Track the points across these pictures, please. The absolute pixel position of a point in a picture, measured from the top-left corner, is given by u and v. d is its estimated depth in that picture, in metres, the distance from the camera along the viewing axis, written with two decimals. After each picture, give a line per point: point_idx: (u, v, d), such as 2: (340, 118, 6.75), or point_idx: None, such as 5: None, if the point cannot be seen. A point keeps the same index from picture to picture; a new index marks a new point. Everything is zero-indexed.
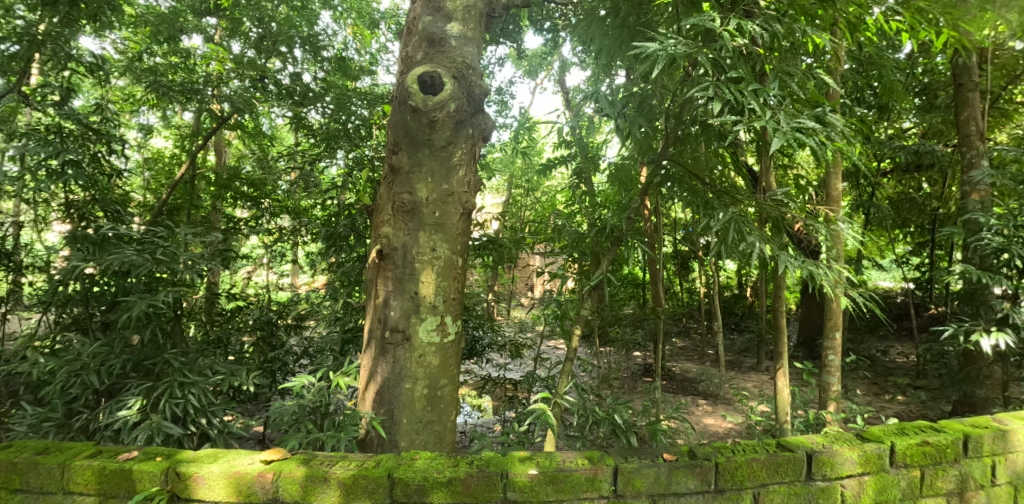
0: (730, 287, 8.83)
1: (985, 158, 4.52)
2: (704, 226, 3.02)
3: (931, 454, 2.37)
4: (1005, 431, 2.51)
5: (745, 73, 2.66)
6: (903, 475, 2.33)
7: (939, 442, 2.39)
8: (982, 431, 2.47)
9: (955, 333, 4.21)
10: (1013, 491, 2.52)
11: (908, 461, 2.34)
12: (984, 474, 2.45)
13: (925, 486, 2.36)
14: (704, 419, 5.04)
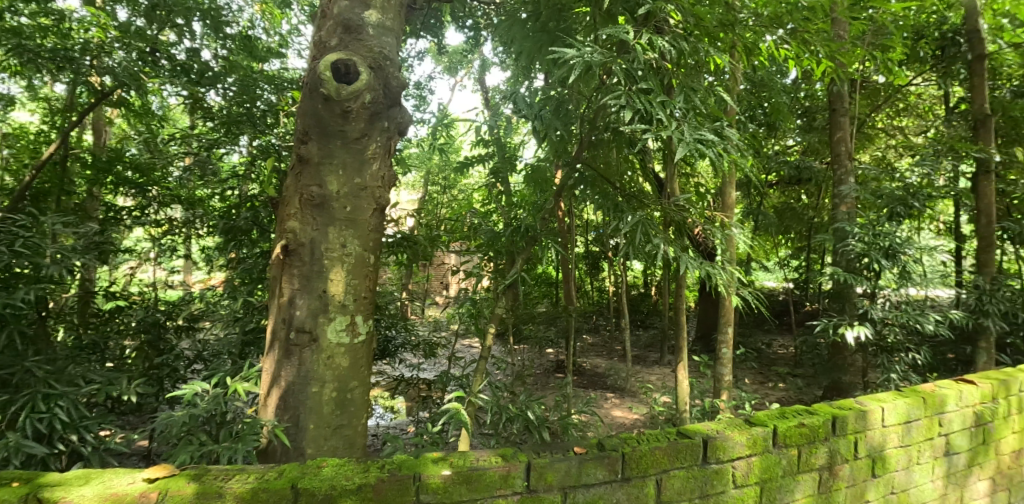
0: (637, 286, 9.20)
1: (852, 176, 5.01)
2: (614, 228, 3.09)
3: (807, 435, 2.57)
4: (865, 411, 2.74)
5: (655, 85, 2.75)
6: (783, 454, 2.51)
7: (813, 423, 2.59)
8: (847, 411, 2.69)
9: (826, 328, 4.64)
10: (872, 463, 2.76)
11: (787, 441, 2.52)
12: (850, 450, 2.68)
13: (802, 463, 2.55)
14: (611, 412, 5.19)
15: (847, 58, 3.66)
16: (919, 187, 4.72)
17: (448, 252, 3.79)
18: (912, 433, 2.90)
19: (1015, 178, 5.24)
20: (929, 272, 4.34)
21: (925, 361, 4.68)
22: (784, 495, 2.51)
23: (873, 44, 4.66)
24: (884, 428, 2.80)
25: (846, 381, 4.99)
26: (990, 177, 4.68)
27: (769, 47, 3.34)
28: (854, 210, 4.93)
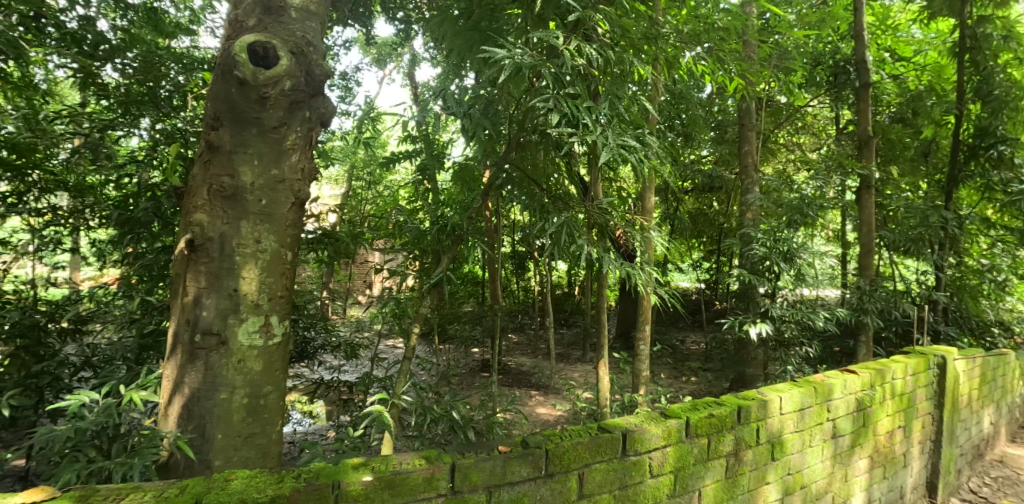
0: (561, 286, 9.34)
1: (757, 186, 5.29)
2: (539, 228, 3.08)
3: (716, 425, 2.68)
4: (766, 400, 2.89)
5: (582, 90, 2.78)
6: (695, 444, 2.61)
7: (721, 414, 2.70)
8: (750, 402, 2.83)
9: (732, 325, 4.90)
10: (772, 448, 2.92)
11: (698, 432, 2.61)
12: (753, 436, 2.83)
13: (711, 451, 2.66)
14: (535, 409, 5.23)
15: (755, 77, 3.88)
16: (814, 198, 5.12)
17: (370, 250, 3.65)
18: (805, 418, 3.10)
19: (893, 192, 5.79)
20: (820, 274, 4.87)
21: (815, 353, 5.04)
22: (696, 482, 2.61)
23: (778, 67, 4.99)
24: (781, 416, 2.97)
25: (750, 374, 5.29)
26: (870, 191, 5.05)
27: (687, 62, 3.45)
28: (758, 217, 5.24)
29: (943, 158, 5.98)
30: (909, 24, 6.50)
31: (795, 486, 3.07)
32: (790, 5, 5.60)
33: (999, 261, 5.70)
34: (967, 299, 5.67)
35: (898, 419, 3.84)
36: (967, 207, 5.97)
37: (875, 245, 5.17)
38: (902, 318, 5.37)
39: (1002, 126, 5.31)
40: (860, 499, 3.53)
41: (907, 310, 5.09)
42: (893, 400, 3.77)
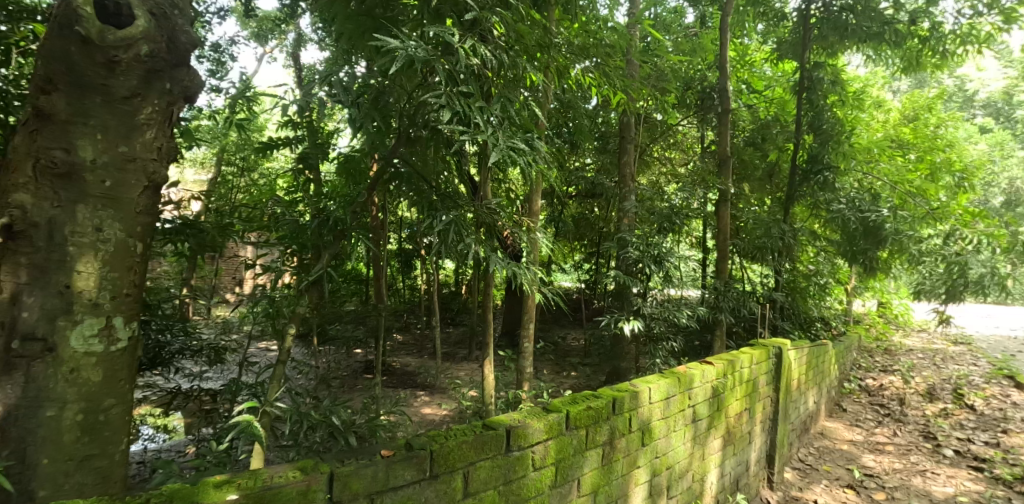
0: (448, 284, 9.26)
1: (633, 194, 5.58)
2: (427, 226, 2.98)
3: (594, 416, 2.75)
4: (637, 391, 3.02)
5: (475, 89, 2.73)
6: (574, 435, 2.65)
7: (598, 406, 2.78)
8: (623, 393, 2.94)
9: (608, 322, 5.11)
10: (642, 435, 3.07)
11: (577, 424, 2.66)
12: (625, 425, 2.94)
13: (589, 441, 2.73)
14: (420, 409, 5.10)
15: (637, 93, 4.07)
16: (680, 208, 5.45)
17: (240, 243, 3.32)
18: (670, 405, 3.28)
19: (743, 206, 6.32)
20: (683, 276, 5.31)
21: (679, 347, 5.41)
22: (575, 472, 2.67)
23: (655, 88, 5.31)
24: (650, 405, 3.11)
25: (624, 367, 5.55)
26: (727, 204, 5.54)
27: (576, 74, 3.52)
28: (633, 224, 5.42)
29: (784, 179, 6.54)
30: (763, 62, 7.26)
31: (662, 468, 3.25)
32: (667, 33, 5.90)
33: (823, 267, 6.54)
34: (798, 300, 6.32)
35: (746, 404, 4.23)
36: (800, 220, 6.73)
37: (728, 252, 5.71)
38: (748, 315, 5.88)
39: (827, 156, 6.16)
40: (715, 475, 3.84)
41: (752, 307, 5.63)
42: (740, 387, 4.12)
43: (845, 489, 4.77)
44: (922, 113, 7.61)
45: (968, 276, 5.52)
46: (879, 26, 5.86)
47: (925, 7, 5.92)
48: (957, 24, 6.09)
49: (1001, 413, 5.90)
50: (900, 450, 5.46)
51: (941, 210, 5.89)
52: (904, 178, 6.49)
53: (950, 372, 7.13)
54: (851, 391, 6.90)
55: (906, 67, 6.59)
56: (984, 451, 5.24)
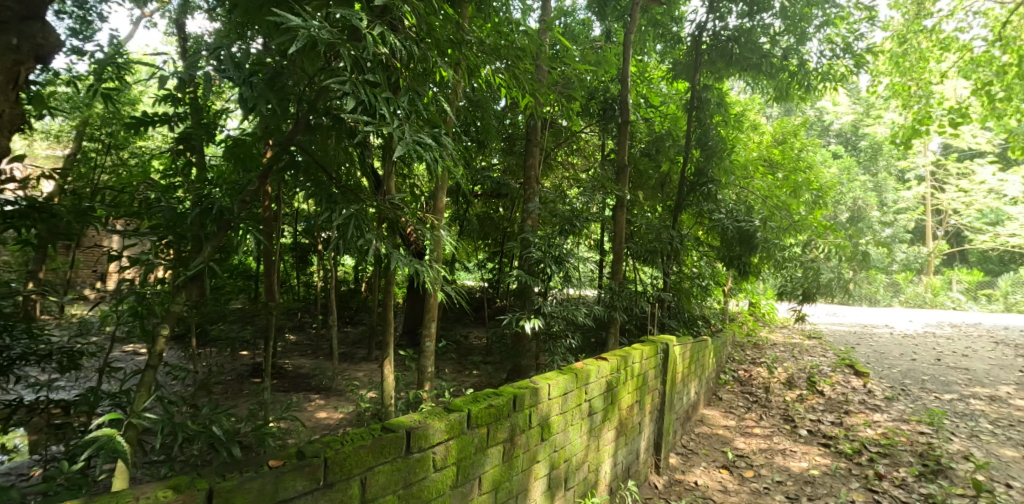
0: (347, 282, 8.90)
1: (537, 195, 5.65)
2: (324, 219, 2.79)
3: (495, 414, 2.71)
4: (537, 387, 3.02)
5: (382, 79, 2.60)
6: (475, 434, 2.60)
7: (499, 404, 2.74)
8: (524, 390, 2.93)
9: (509, 321, 5.12)
10: (541, 430, 3.08)
11: (478, 422, 2.61)
12: (526, 421, 2.94)
13: (490, 438, 2.69)
14: (314, 414, 4.84)
15: (544, 97, 4.09)
16: (581, 211, 5.53)
17: (102, 231, 2.92)
18: (568, 401, 3.33)
19: (638, 212, 6.58)
20: (582, 276, 5.44)
21: (577, 343, 5.53)
22: (476, 469, 2.63)
23: (562, 93, 5.41)
24: (549, 400, 3.13)
25: (525, 364, 5.61)
26: (624, 209, 5.76)
27: (486, 74, 3.46)
28: (536, 225, 5.53)
29: (674, 189, 6.91)
30: (659, 80, 7.49)
31: (559, 461, 3.29)
32: (575, 43, 6.05)
33: (705, 270, 6.99)
34: (683, 299, 6.70)
35: (637, 397, 4.41)
36: (685, 227, 6.98)
37: (623, 255, 5.95)
38: (640, 313, 6.15)
39: (711, 170, 6.49)
40: (609, 465, 3.97)
41: (644, 306, 5.90)
42: (632, 381, 4.28)
43: (720, 469, 5.19)
44: (788, 138, 8.23)
45: (822, 280, 6.24)
46: (758, 58, 6.48)
47: (795, 45, 6.56)
48: (819, 63, 6.79)
49: (845, 397, 6.59)
50: (766, 433, 5.96)
51: (801, 222, 6.67)
52: (773, 193, 7.09)
53: (806, 362, 7.83)
54: (727, 382, 7.43)
55: (776, 96, 7.18)
56: (832, 429, 5.83)
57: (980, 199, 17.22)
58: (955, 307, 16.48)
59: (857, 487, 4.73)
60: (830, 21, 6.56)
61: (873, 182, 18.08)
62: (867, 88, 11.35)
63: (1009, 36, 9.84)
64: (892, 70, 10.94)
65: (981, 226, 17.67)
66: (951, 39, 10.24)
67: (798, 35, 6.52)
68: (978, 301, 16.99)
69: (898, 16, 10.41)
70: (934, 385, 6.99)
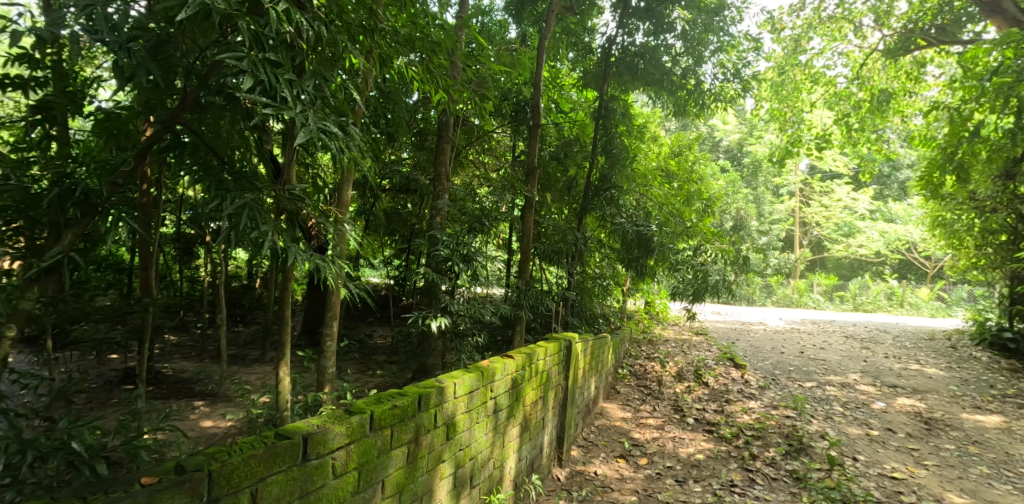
0: (238, 278, 8.30)
1: (447, 193, 5.56)
2: (213, 208, 2.54)
3: (399, 415, 2.60)
4: (443, 386, 2.94)
5: (286, 60, 2.41)
6: (378, 436, 2.48)
7: (404, 404, 2.63)
8: (429, 389, 2.84)
9: (415, 319, 4.98)
10: (447, 429, 3.00)
11: (381, 424, 2.49)
12: (431, 421, 2.85)
13: (394, 440, 2.58)
14: (198, 423, 4.44)
15: (458, 94, 4.00)
16: (490, 210, 5.51)
17: None
18: (473, 399, 3.27)
19: (545, 213, 6.66)
20: (489, 274, 5.41)
21: (484, 341, 5.50)
22: (379, 473, 2.51)
23: (476, 92, 5.36)
24: (455, 399, 3.06)
25: (430, 363, 5.50)
26: (532, 211, 5.81)
27: (399, 65, 3.31)
28: (445, 222, 5.49)
29: (580, 193, 7.01)
30: (570, 87, 7.56)
31: (465, 460, 3.24)
32: (491, 43, 5.99)
33: (606, 271, 7.20)
34: (585, 297, 6.89)
35: (541, 393, 4.45)
36: (589, 230, 7.07)
37: (530, 254, 5.99)
38: (545, 312, 6.23)
39: (615, 177, 6.73)
40: (513, 460, 3.97)
41: (549, 305, 6.00)
42: (536, 378, 4.30)
43: (618, 459, 5.38)
44: (683, 150, 8.67)
45: (710, 282, 6.65)
46: (660, 75, 6.85)
47: (692, 66, 6.94)
48: (713, 84, 7.20)
49: (726, 387, 7.06)
50: (658, 423, 6.24)
51: (693, 229, 7.02)
52: (669, 201, 7.42)
53: (694, 356, 8.27)
54: (624, 376, 7.71)
55: (675, 111, 7.50)
56: (716, 416, 6.23)
57: (839, 213, 19.30)
58: (816, 306, 18.09)
59: (735, 468, 5.11)
60: (723, 47, 6.97)
61: (753, 195, 19.64)
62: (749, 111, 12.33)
63: (865, 75, 11.12)
64: (772, 97, 11.99)
65: (837, 237, 19.83)
66: (820, 74, 11.38)
67: (694, 57, 6.91)
68: (834, 300, 18.80)
69: (779, 49, 11.46)
70: (798, 374, 7.67)
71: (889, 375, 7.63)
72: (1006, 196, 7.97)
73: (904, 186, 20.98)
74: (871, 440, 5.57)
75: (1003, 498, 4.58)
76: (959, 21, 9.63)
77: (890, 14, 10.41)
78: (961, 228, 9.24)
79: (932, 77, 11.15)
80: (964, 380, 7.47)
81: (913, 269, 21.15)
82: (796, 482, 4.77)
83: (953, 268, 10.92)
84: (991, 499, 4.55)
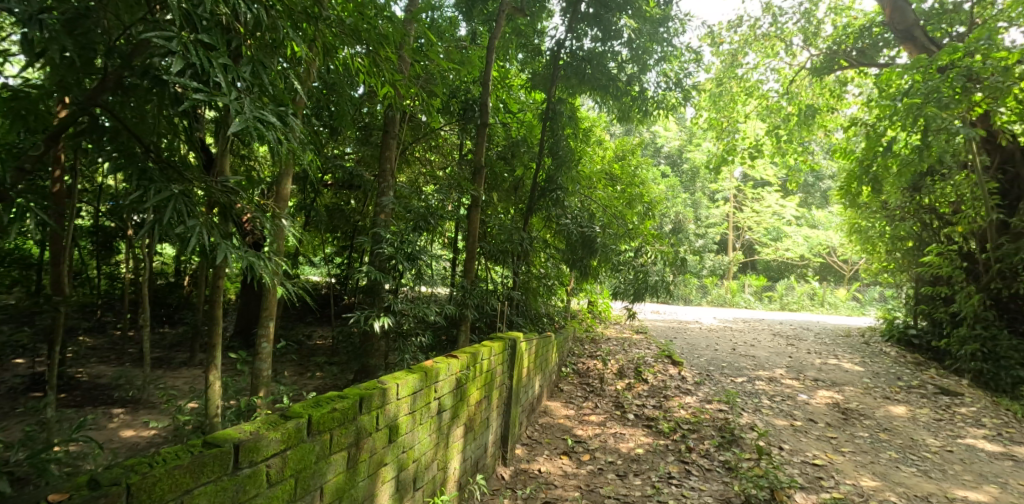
0: (165, 275, 7.83)
1: (392, 190, 5.45)
2: (136, 200, 2.36)
3: (339, 419, 2.50)
4: (385, 388, 2.84)
5: (220, 43, 2.28)
6: (317, 441, 2.37)
7: (344, 407, 2.53)
8: (371, 391, 2.74)
9: (356, 319, 4.84)
10: (389, 432, 2.91)
11: (319, 428, 2.38)
12: (372, 423, 2.75)
13: (334, 444, 2.48)
14: (117, 433, 4.15)
15: (406, 90, 3.90)
16: (436, 208, 5.38)
17: None
18: (416, 400, 3.19)
19: (491, 213, 6.62)
20: (434, 273, 5.31)
21: (428, 341, 5.40)
22: (317, 480, 2.40)
23: (424, 88, 5.27)
24: (397, 401, 2.97)
25: (372, 364, 5.37)
26: (478, 210, 5.75)
27: (345, 56, 3.20)
28: (389, 219, 5.35)
29: (527, 193, 7.02)
30: (519, 88, 7.54)
31: (408, 462, 3.15)
32: (441, 39, 5.89)
33: (550, 270, 7.23)
34: (530, 297, 6.89)
35: (484, 393, 4.40)
36: (535, 229, 7.09)
37: (475, 254, 5.93)
38: (490, 311, 6.19)
39: (561, 178, 6.68)
40: (457, 461, 3.91)
41: (494, 304, 5.96)
42: (480, 378, 4.25)
43: (561, 456, 5.41)
44: (626, 155, 8.82)
45: (650, 282, 6.81)
46: (606, 80, 6.96)
47: (637, 73, 7.07)
48: (656, 92, 7.37)
49: (664, 383, 7.23)
50: (600, 419, 6.32)
51: (635, 231, 7.15)
52: (612, 203, 7.51)
53: (634, 354, 8.43)
54: (568, 374, 7.77)
55: (618, 117, 7.63)
56: (654, 412, 6.37)
57: (768, 219, 20.24)
58: (747, 305, 18.87)
59: (672, 461, 5.24)
60: (666, 57, 7.14)
61: (691, 200, 20.30)
62: (689, 120, 12.69)
63: (794, 91, 11.70)
64: (711, 107, 12.41)
65: (766, 241, 20.81)
66: (754, 88, 11.89)
67: (640, 65, 7.02)
68: (763, 300, 19.67)
69: (717, 62, 11.88)
70: (730, 370, 7.95)
71: (812, 370, 8.04)
72: (913, 207, 8.87)
73: (826, 194, 22.30)
74: (794, 430, 5.84)
75: (910, 480, 4.89)
76: (877, 46, 10.27)
77: (818, 35, 10.98)
78: (874, 235, 9.96)
79: (852, 95, 11.85)
80: (876, 373, 7.95)
81: (833, 273, 22.56)
82: (727, 472, 4.91)
83: (867, 271, 11.64)
84: (899, 481, 4.85)
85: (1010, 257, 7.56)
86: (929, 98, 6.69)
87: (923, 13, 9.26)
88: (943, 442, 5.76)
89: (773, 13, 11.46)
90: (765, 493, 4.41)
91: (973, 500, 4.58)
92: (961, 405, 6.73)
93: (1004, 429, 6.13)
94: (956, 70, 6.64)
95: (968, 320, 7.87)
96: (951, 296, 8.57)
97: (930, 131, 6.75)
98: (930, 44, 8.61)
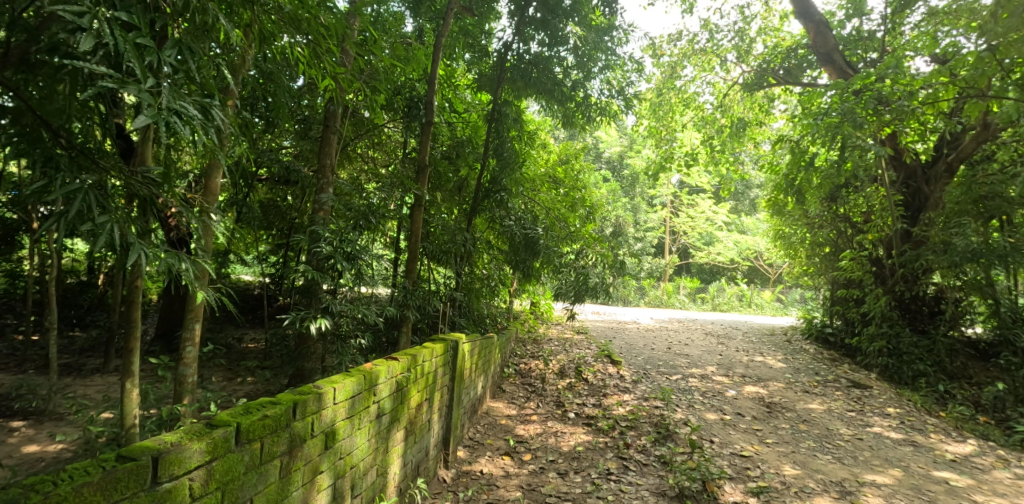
0: (76, 274, 7.27)
1: (332, 186, 5.24)
2: (42, 189, 2.16)
3: (269, 426, 2.35)
4: (321, 393, 2.71)
5: (140, 24, 2.11)
6: (245, 451, 2.23)
7: (276, 414, 2.39)
8: (306, 396, 2.61)
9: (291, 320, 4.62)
10: (325, 438, 2.78)
11: (249, 437, 2.24)
12: (308, 430, 2.62)
13: (265, 454, 2.33)
14: (19, 448, 3.80)
15: (348, 84, 3.75)
16: (377, 207, 5.22)
17: None
18: (355, 404, 3.08)
19: (434, 212, 6.50)
20: (374, 274, 5.15)
21: (366, 343, 5.24)
22: (246, 492, 2.25)
23: (368, 82, 5.10)
24: (334, 406, 2.85)
25: (308, 368, 5.16)
26: (421, 210, 5.61)
27: (283, 44, 3.03)
28: (328, 217, 5.18)
29: (471, 193, 6.93)
30: (465, 88, 7.44)
31: (345, 468, 3.03)
32: (386, 35, 5.74)
33: (493, 273, 7.11)
34: (472, 298, 6.81)
35: (425, 395, 4.30)
36: (477, 230, 7.00)
37: (417, 254, 5.78)
38: (431, 312, 6.07)
39: (504, 179, 6.67)
40: (397, 466, 3.79)
41: (436, 305, 5.85)
42: (420, 380, 4.15)
43: (502, 456, 5.39)
44: (570, 159, 8.88)
45: (590, 284, 6.87)
46: (551, 85, 6.99)
47: (581, 80, 7.13)
48: (599, 98, 7.45)
49: (603, 382, 7.33)
50: (541, 419, 6.34)
51: (576, 234, 7.22)
52: (556, 206, 7.51)
53: (574, 354, 8.49)
54: (509, 375, 7.74)
55: (562, 122, 7.63)
56: (594, 410, 6.45)
57: (701, 224, 21.00)
58: (682, 306, 19.49)
59: (611, 457, 5.32)
60: (609, 66, 7.19)
61: (631, 204, 20.75)
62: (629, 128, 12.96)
63: (727, 104, 12.17)
64: (650, 116, 12.68)
65: (700, 245, 21.61)
66: (690, 99, 12.27)
67: (584, 72, 7.08)
68: (697, 300, 20.46)
69: (658, 73, 12.13)
70: (665, 368, 8.15)
71: (740, 367, 8.39)
72: (830, 216, 9.42)
73: (754, 202, 23.38)
74: (723, 424, 6.05)
75: (826, 467, 5.16)
76: (802, 66, 10.84)
77: (750, 53, 11.37)
78: (795, 241, 10.47)
79: (778, 111, 12.44)
80: (797, 368, 8.36)
81: (759, 276, 23.67)
82: (662, 466, 5.02)
83: (789, 274, 12.27)
84: (816, 469, 5.11)
85: (912, 263, 8.16)
86: (845, 117, 7.08)
87: (842, 39, 9.90)
88: (854, 431, 6.12)
89: (709, 30, 11.87)
90: (698, 485, 4.52)
91: (880, 483, 4.88)
92: (869, 397, 7.18)
93: (906, 417, 6.60)
94: (869, 94, 7.15)
95: (877, 319, 8.38)
96: (862, 298, 9.14)
97: (846, 146, 7.19)
98: (847, 69, 9.12)
